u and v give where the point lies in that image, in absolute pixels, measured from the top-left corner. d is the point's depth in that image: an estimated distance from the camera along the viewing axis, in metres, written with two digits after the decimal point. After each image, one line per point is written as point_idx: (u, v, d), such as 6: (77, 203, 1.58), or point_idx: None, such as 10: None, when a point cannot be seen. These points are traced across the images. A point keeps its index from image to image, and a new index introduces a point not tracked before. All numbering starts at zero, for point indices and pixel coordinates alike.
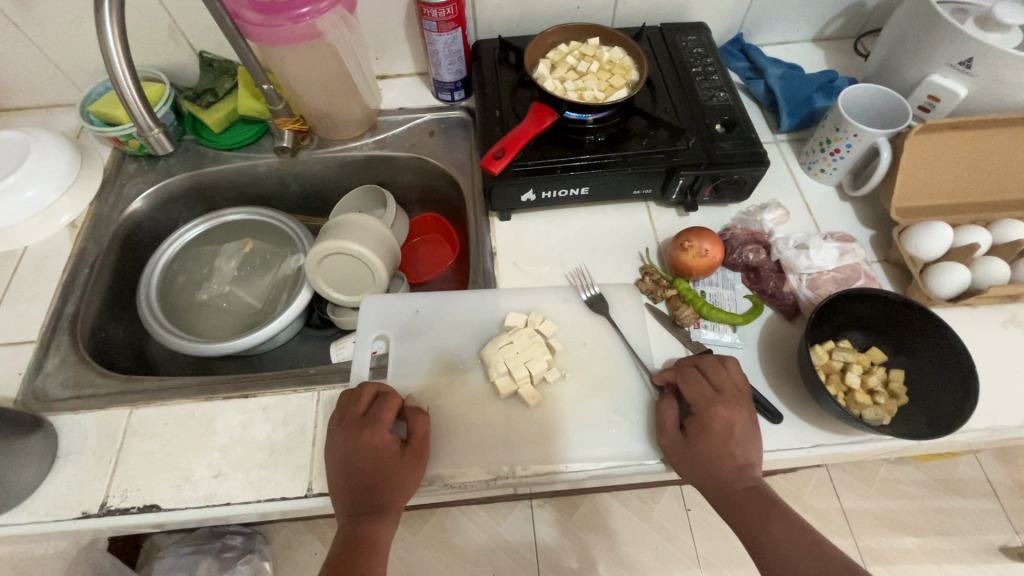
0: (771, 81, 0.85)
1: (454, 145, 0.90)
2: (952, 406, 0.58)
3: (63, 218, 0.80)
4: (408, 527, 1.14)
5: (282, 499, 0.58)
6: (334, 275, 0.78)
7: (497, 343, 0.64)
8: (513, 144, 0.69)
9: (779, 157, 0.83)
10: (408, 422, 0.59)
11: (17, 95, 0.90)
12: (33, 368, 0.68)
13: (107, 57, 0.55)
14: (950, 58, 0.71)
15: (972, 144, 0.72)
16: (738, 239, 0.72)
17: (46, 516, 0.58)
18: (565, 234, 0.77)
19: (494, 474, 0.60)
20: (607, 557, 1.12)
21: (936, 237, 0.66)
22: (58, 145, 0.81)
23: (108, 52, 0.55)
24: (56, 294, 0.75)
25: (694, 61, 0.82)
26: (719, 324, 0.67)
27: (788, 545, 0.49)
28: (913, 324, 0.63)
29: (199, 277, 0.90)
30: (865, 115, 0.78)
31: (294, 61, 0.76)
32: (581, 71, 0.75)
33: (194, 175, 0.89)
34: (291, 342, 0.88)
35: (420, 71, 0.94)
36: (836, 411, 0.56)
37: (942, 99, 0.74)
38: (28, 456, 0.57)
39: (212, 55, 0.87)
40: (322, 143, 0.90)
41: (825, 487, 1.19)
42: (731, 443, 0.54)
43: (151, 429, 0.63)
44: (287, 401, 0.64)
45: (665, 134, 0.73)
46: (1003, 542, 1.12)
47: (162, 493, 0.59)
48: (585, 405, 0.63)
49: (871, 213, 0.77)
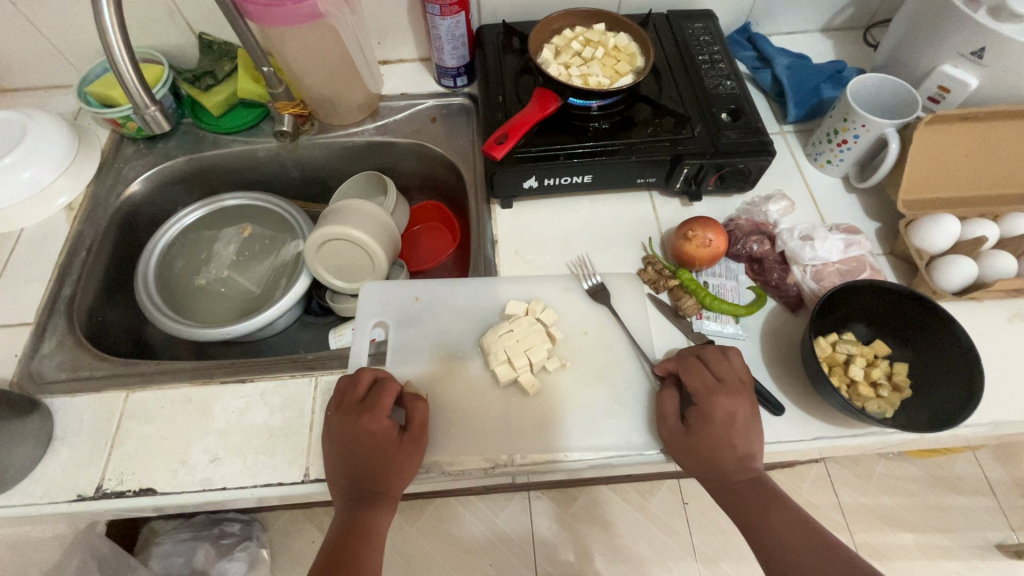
0: (779, 70, 0.84)
1: (456, 132, 0.89)
2: (956, 400, 0.57)
3: (60, 200, 0.80)
4: (406, 516, 1.15)
5: (279, 484, 0.58)
6: (333, 261, 0.78)
7: (497, 331, 0.64)
8: (516, 129, 0.68)
9: (784, 148, 0.82)
10: (407, 408, 0.59)
11: (14, 75, 0.89)
12: (29, 351, 0.68)
13: (102, 29, 0.54)
14: (962, 47, 0.70)
15: (982, 136, 0.71)
16: (742, 229, 0.71)
17: (41, 498, 0.58)
18: (568, 223, 0.76)
19: (493, 462, 0.59)
20: (605, 550, 1.12)
21: (944, 229, 0.65)
22: (55, 126, 0.80)
23: (103, 23, 0.53)
24: (53, 277, 0.74)
25: (700, 49, 0.81)
26: (722, 315, 0.66)
27: (789, 536, 0.48)
28: (918, 317, 0.62)
29: (198, 262, 0.89)
30: (874, 105, 0.77)
31: (295, 42, 0.75)
32: (585, 56, 0.74)
33: (192, 159, 0.88)
34: (290, 329, 0.88)
35: (422, 56, 0.93)
36: (839, 404, 0.56)
37: (952, 89, 0.73)
38: (23, 437, 0.57)
39: (211, 37, 0.86)
40: (323, 128, 0.89)
41: (823, 483, 1.19)
42: (732, 433, 0.54)
43: (148, 412, 0.62)
44: (285, 386, 0.64)
45: (671, 122, 0.72)
46: (999, 539, 1.13)
47: (159, 476, 0.58)
48: (585, 394, 0.63)
49: (877, 205, 0.76)
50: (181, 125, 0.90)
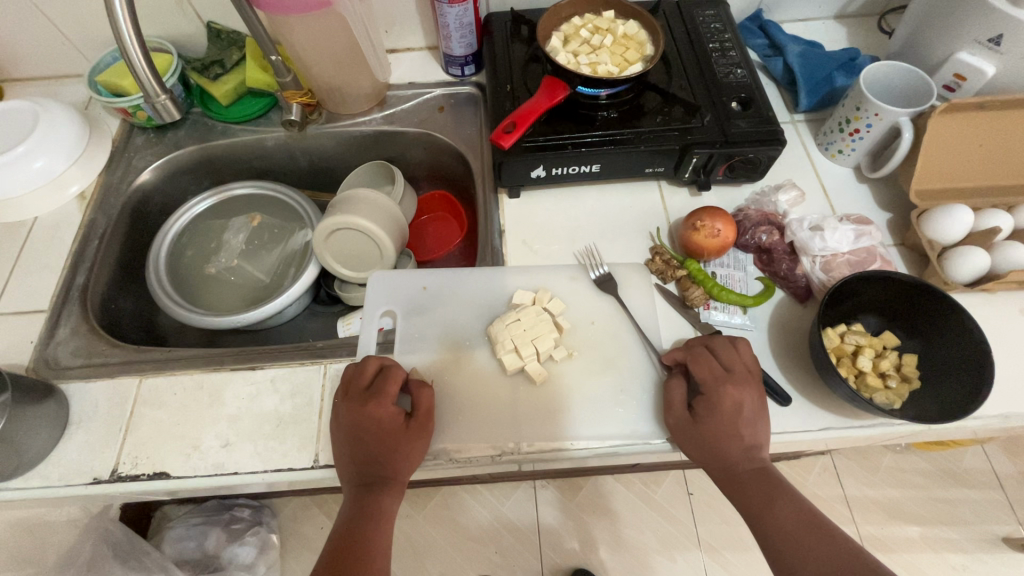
0: (791, 58, 0.83)
1: (464, 121, 0.88)
2: (963, 391, 0.57)
3: (72, 189, 0.80)
4: (413, 504, 1.16)
5: (289, 469, 0.59)
6: (340, 250, 0.78)
7: (504, 321, 0.64)
8: (523, 119, 0.68)
9: (795, 138, 0.81)
10: (413, 395, 0.59)
11: (25, 65, 0.90)
12: (45, 337, 0.69)
13: (114, 19, 0.54)
14: (979, 34, 0.69)
15: (998, 126, 0.70)
16: (751, 220, 0.70)
17: (57, 481, 0.59)
18: (576, 212, 0.76)
19: (500, 449, 0.60)
20: (608, 539, 1.13)
21: (957, 220, 0.64)
22: (68, 114, 0.81)
23: (114, 13, 0.54)
24: (66, 265, 0.75)
25: (711, 36, 0.79)
26: (730, 306, 0.66)
27: (794, 527, 0.49)
28: (927, 308, 0.62)
29: (207, 251, 0.89)
30: (887, 94, 0.76)
31: (303, 31, 0.75)
32: (594, 44, 0.73)
33: (202, 148, 0.89)
34: (298, 318, 0.89)
35: (430, 45, 0.93)
36: (846, 395, 0.56)
37: (967, 77, 0.73)
38: (40, 422, 0.58)
39: (219, 26, 0.86)
40: (331, 117, 0.90)
41: (829, 475, 1.19)
42: (739, 423, 0.54)
43: (160, 398, 0.63)
44: (294, 373, 0.64)
45: (680, 111, 0.71)
46: (1006, 533, 1.12)
47: (171, 461, 0.60)
48: (591, 383, 0.63)
49: (888, 195, 0.75)
50: (190, 114, 0.91)
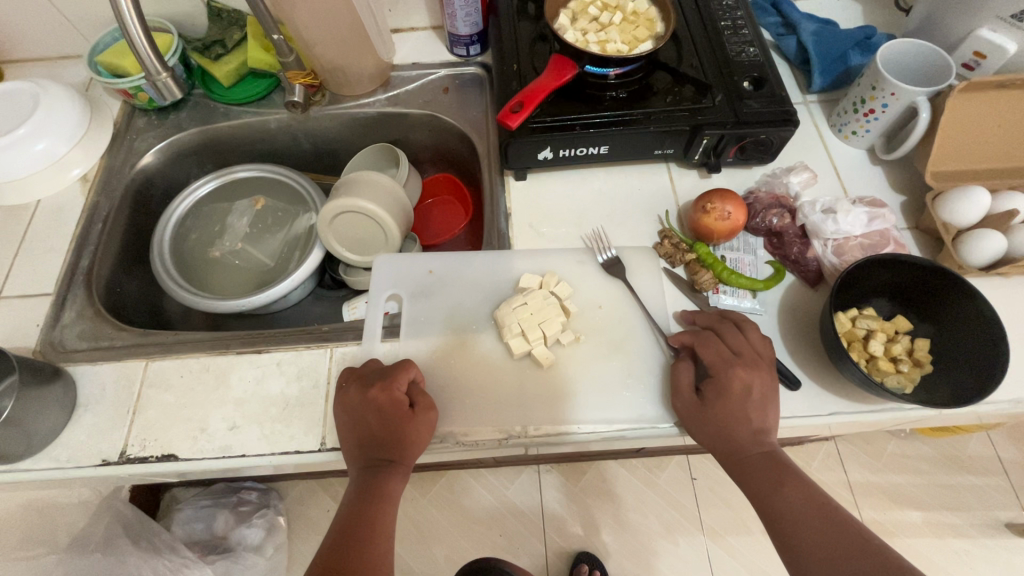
0: (804, 36, 0.81)
1: (469, 102, 0.87)
2: (975, 377, 0.56)
3: (75, 171, 0.80)
4: (418, 487, 1.17)
5: (296, 452, 0.59)
6: (345, 233, 0.77)
7: (511, 304, 0.63)
8: (532, 98, 0.66)
9: (807, 119, 0.79)
10: (421, 403, 0.57)
11: (24, 46, 0.89)
12: (50, 321, 0.69)
13: (121, 18, 0.57)
14: (1001, 11, 0.68)
15: (1018, 106, 0.68)
16: (762, 202, 0.69)
17: (67, 462, 0.59)
18: (583, 195, 0.75)
19: (506, 433, 0.60)
20: (610, 522, 1.14)
21: (975, 203, 0.62)
22: (67, 94, 0.79)
23: (121, 13, 0.56)
24: (70, 248, 0.75)
25: (722, 14, 0.77)
26: (739, 290, 0.65)
27: (801, 510, 0.48)
28: (943, 292, 0.61)
29: (212, 235, 0.89)
30: (905, 73, 0.74)
31: (306, 10, 0.73)
32: (603, 22, 0.72)
33: (204, 130, 0.88)
34: (303, 302, 0.88)
35: (435, 25, 0.91)
36: (857, 379, 0.55)
37: (987, 55, 0.71)
38: (49, 403, 0.58)
39: (220, 5, 0.84)
40: (334, 99, 0.88)
41: (833, 460, 1.19)
42: (749, 406, 0.53)
43: (167, 380, 0.63)
44: (300, 357, 0.64)
45: (691, 91, 0.70)
46: (1009, 519, 1.12)
47: (179, 444, 0.60)
48: (597, 366, 0.63)
49: (902, 178, 0.73)
50: (192, 95, 0.89)
